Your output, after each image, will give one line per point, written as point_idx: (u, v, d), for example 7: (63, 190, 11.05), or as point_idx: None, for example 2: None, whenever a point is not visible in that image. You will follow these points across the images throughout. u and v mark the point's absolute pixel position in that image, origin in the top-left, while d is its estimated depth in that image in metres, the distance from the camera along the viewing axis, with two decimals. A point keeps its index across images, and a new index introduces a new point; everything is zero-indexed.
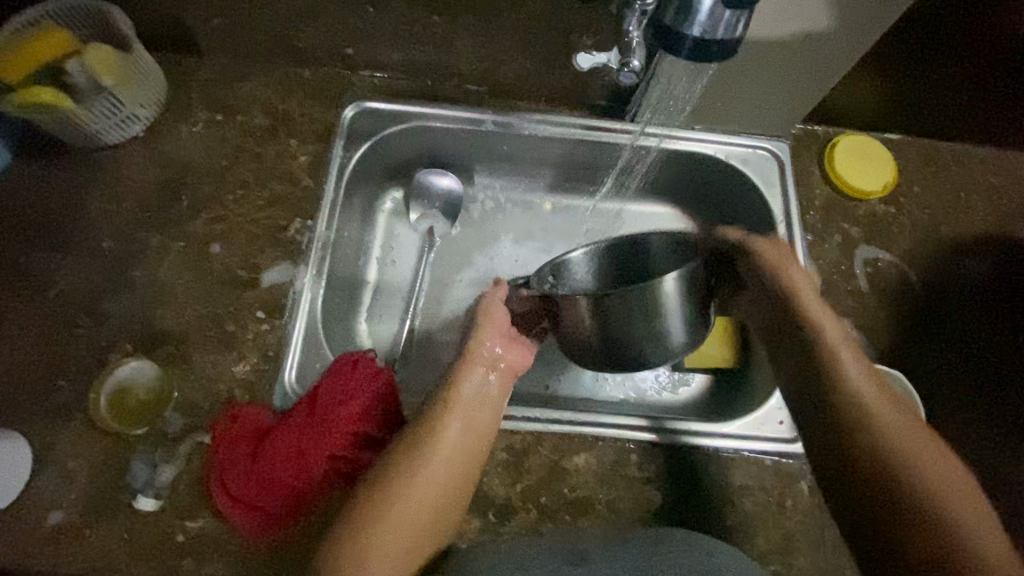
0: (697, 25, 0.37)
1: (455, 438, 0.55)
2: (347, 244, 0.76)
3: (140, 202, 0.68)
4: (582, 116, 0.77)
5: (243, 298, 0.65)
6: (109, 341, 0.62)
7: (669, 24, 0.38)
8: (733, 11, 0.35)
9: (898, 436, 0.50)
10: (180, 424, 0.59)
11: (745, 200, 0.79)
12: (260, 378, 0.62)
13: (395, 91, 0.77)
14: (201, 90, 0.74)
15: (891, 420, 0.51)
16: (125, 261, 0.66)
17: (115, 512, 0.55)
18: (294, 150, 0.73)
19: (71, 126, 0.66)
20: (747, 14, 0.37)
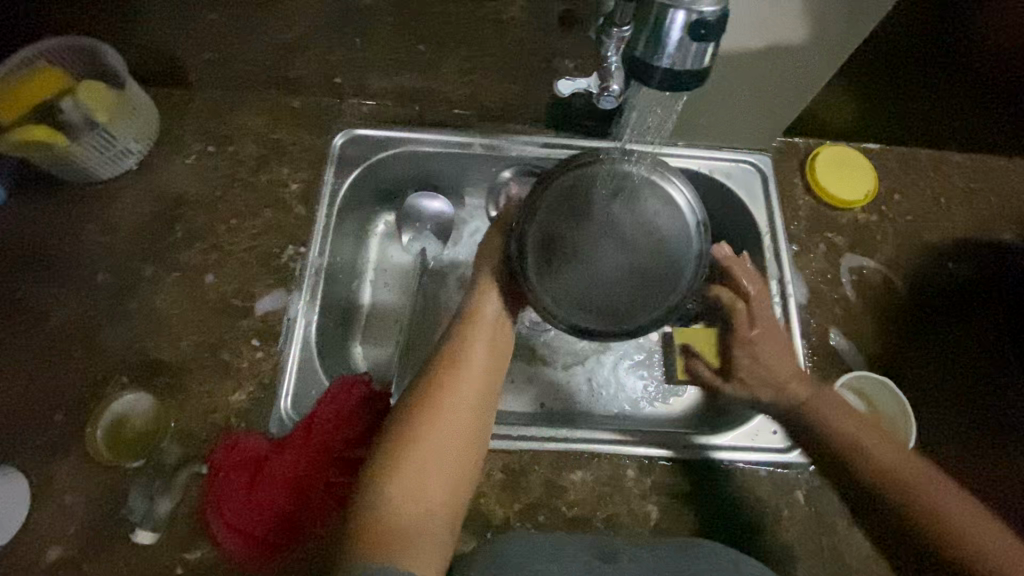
0: (666, 56, 0.38)
1: (455, 419, 0.56)
2: (341, 268, 0.77)
3: (135, 234, 0.69)
4: (567, 137, 0.79)
5: (238, 326, 0.66)
6: (105, 373, 0.62)
7: (639, 54, 0.39)
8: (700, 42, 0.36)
9: (883, 463, 0.55)
10: (177, 454, 0.59)
11: (730, 212, 0.81)
12: (257, 405, 0.62)
13: (384, 117, 0.79)
14: (193, 122, 0.76)
15: (901, 473, 0.54)
16: (121, 293, 0.66)
17: (114, 545, 0.55)
18: (286, 178, 0.74)
19: (65, 162, 0.67)
20: (714, 43, 0.38)
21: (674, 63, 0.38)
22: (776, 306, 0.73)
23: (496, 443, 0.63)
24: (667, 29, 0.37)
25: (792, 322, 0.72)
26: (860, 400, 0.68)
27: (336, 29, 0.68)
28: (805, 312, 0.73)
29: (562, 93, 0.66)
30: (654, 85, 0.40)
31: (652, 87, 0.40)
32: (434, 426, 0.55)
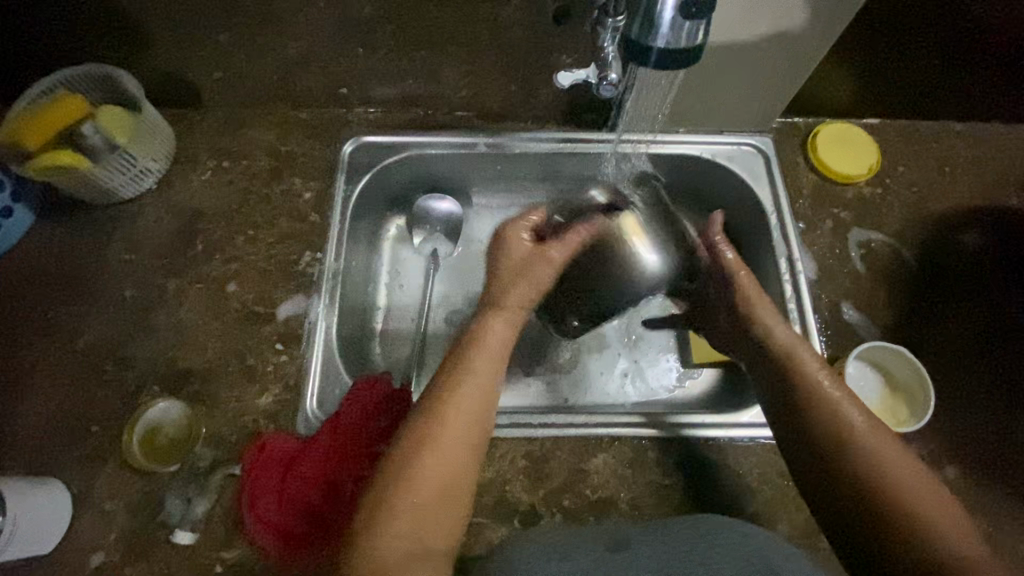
0: (660, 36, 0.40)
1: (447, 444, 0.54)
2: (356, 272, 0.79)
3: (158, 250, 0.72)
4: (568, 131, 0.81)
5: (261, 332, 0.68)
6: (137, 384, 0.65)
7: (635, 36, 0.41)
8: (693, 19, 0.39)
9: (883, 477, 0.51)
10: (210, 458, 0.61)
11: (735, 195, 0.82)
12: (284, 407, 0.64)
13: (389, 124, 0.81)
14: (207, 140, 0.78)
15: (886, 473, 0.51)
16: (147, 307, 0.69)
17: (154, 548, 0.57)
18: (299, 188, 0.76)
19: (88, 184, 0.70)
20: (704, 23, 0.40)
21: (669, 44, 0.40)
22: (787, 283, 0.73)
23: (518, 432, 0.64)
24: (660, 10, 0.39)
25: (804, 298, 0.72)
26: (876, 371, 0.68)
27: (339, 41, 0.71)
28: (815, 288, 0.73)
29: (562, 85, 0.66)
30: (650, 64, 0.42)
31: (648, 66, 0.42)
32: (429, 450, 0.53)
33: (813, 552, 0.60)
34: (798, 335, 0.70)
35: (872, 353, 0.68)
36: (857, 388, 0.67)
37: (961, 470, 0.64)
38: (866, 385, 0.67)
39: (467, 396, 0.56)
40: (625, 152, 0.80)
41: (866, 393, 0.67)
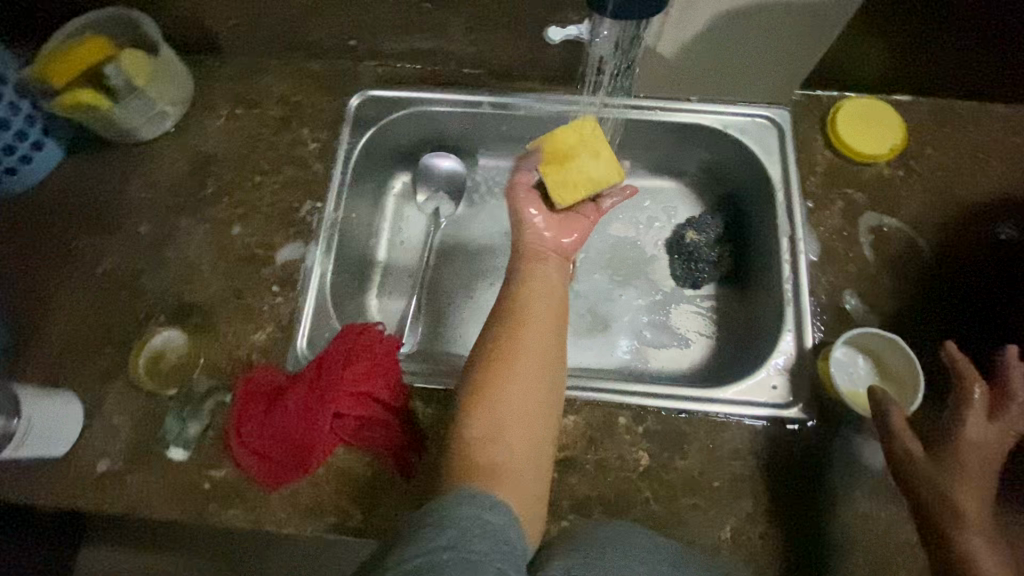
0: None
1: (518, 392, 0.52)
2: (356, 225, 0.81)
3: (172, 189, 0.76)
4: (603, 100, 0.80)
5: (260, 274, 0.71)
6: (148, 312, 0.70)
7: None
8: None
9: None
10: (205, 385, 0.66)
11: (743, 168, 0.80)
12: (277, 347, 0.68)
13: (396, 77, 0.82)
14: (224, 87, 0.81)
15: None
16: (160, 242, 0.73)
17: (152, 462, 0.63)
18: (305, 138, 0.78)
19: (109, 123, 0.74)
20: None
21: None
22: (785, 264, 0.72)
23: None
24: None
25: (801, 279, 0.70)
26: (867, 355, 0.66)
27: None
28: (815, 270, 0.71)
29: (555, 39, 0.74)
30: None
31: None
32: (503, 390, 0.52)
33: (778, 529, 0.60)
34: (790, 316, 0.70)
35: (870, 341, 0.65)
36: (846, 374, 0.65)
37: None
38: (854, 371, 0.65)
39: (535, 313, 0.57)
40: (628, 118, 0.80)
41: (853, 380, 0.65)
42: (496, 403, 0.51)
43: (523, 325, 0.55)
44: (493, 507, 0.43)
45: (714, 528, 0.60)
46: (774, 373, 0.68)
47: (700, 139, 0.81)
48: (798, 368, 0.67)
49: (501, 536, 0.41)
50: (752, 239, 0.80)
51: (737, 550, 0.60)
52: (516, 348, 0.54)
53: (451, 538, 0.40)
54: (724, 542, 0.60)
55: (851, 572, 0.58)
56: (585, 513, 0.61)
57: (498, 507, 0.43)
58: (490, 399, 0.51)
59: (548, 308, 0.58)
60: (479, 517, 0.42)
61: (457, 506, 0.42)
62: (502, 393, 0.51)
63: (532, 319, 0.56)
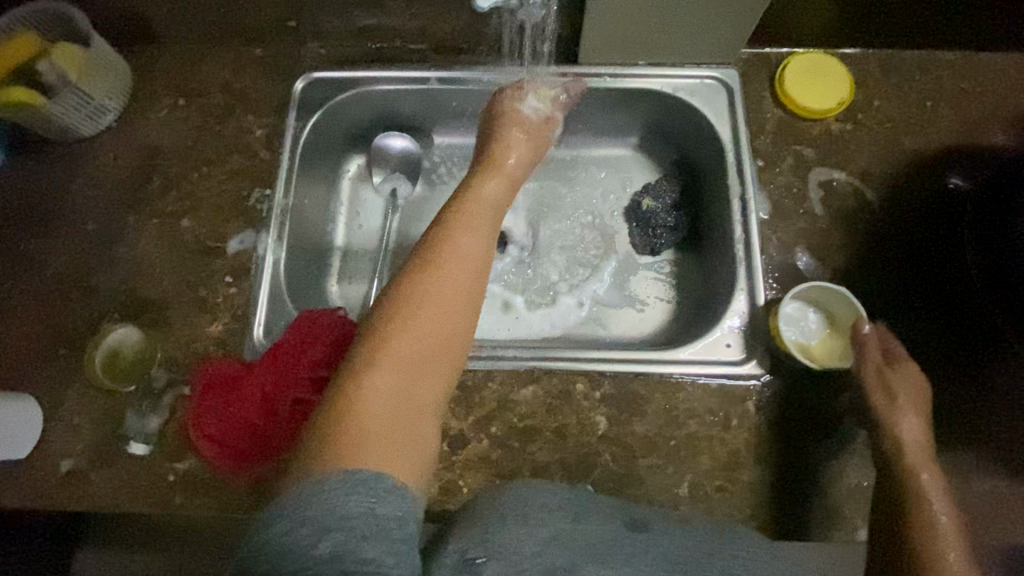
0: None
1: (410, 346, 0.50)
2: (310, 211, 0.80)
3: (118, 185, 0.75)
4: (554, 68, 0.79)
5: (214, 265, 0.71)
6: (102, 311, 0.69)
7: None
8: None
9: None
10: (163, 380, 0.66)
11: (694, 130, 0.80)
12: (233, 337, 0.68)
13: (340, 57, 0.80)
14: (163, 78, 0.79)
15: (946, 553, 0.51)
16: (110, 240, 0.72)
17: (115, 458, 0.63)
18: (251, 125, 0.77)
19: (47, 120, 0.72)
20: None
21: None
22: (737, 224, 0.72)
23: None
24: None
25: (753, 238, 0.71)
26: (818, 309, 0.67)
27: None
28: (767, 228, 0.72)
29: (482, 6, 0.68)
30: None
31: None
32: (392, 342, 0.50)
33: (734, 482, 0.62)
34: (743, 274, 0.70)
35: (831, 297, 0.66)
36: (796, 328, 0.66)
37: None
38: (806, 326, 0.67)
39: (439, 283, 0.53)
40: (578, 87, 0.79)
41: (806, 337, 0.66)
42: (382, 373, 0.48)
43: (420, 294, 0.52)
44: (385, 494, 0.41)
45: (672, 485, 0.62)
46: (729, 332, 0.69)
47: (652, 103, 0.81)
48: (752, 326, 0.68)
49: (391, 526, 0.39)
50: (706, 201, 0.80)
51: (696, 504, 0.61)
52: (409, 309, 0.52)
53: (334, 543, 0.37)
54: (683, 498, 0.61)
55: (804, 517, 0.61)
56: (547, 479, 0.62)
57: (395, 491, 0.42)
58: (378, 360, 0.49)
59: (455, 277, 0.54)
60: (370, 512, 0.39)
61: (344, 497, 0.39)
62: (389, 363, 0.49)
63: (432, 292, 0.53)
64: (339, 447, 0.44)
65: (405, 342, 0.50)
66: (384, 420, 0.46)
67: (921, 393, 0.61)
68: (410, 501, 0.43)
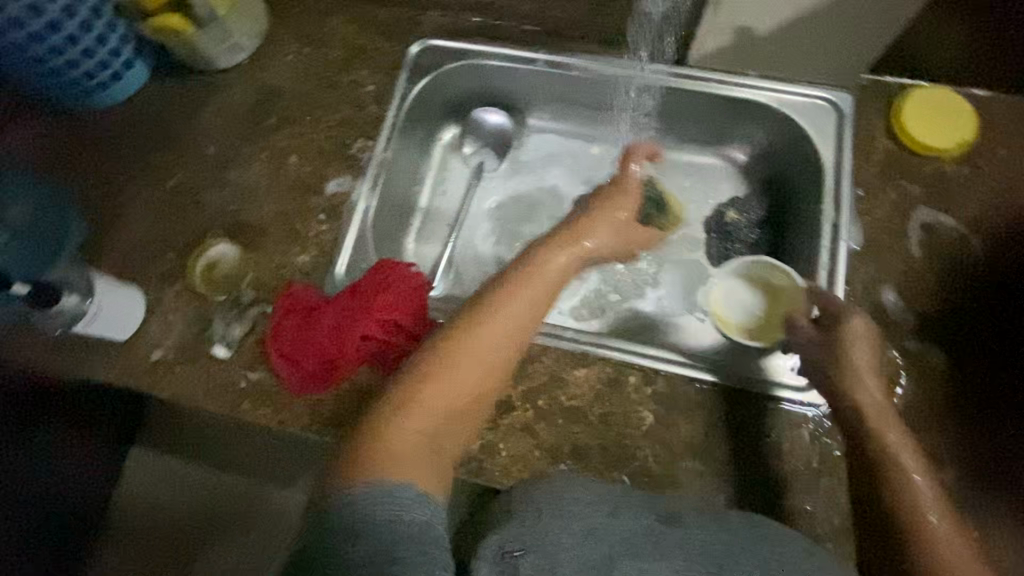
0: None
1: (454, 374, 0.50)
2: (402, 168, 0.85)
3: (239, 116, 0.82)
4: (661, 65, 0.80)
5: (310, 202, 0.76)
6: (207, 225, 0.76)
7: None
8: None
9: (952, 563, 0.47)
10: (251, 296, 0.72)
11: (793, 150, 0.78)
12: (317, 270, 0.73)
13: (456, 29, 0.83)
14: (293, 25, 0.85)
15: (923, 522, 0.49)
16: (223, 164, 0.79)
17: (197, 357, 0.70)
18: (364, 80, 0.82)
19: (192, 49, 0.80)
20: None
21: None
22: (824, 249, 0.70)
23: None
24: None
25: (838, 267, 0.69)
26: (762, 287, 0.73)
27: None
28: (855, 260, 0.69)
29: None
30: None
31: None
32: (441, 370, 0.50)
33: (773, 505, 0.60)
34: None
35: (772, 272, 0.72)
36: (738, 307, 0.73)
37: (964, 473, 0.60)
38: (740, 304, 0.73)
39: (488, 325, 0.53)
40: (681, 88, 0.79)
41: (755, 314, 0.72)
42: (422, 397, 0.49)
43: (469, 336, 0.52)
44: (413, 502, 0.42)
45: (708, 494, 0.61)
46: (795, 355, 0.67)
47: (754, 116, 0.80)
48: None
49: (418, 534, 0.40)
50: (793, 223, 0.78)
51: None
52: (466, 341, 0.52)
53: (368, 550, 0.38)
54: None
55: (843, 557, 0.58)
56: (584, 462, 0.63)
57: (417, 499, 0.42)
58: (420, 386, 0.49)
59: (506, 322, 0.53)
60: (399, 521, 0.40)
61: (372, 506, 0.41)
62: (425, 394, 0.49)
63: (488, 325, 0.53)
64: (367, 462, 0.44)
65: (446, 379, 0.50)
66: (413, 444, 0.46)
67: (870, 343, 0.59)
68: (433, 509, 0.43)
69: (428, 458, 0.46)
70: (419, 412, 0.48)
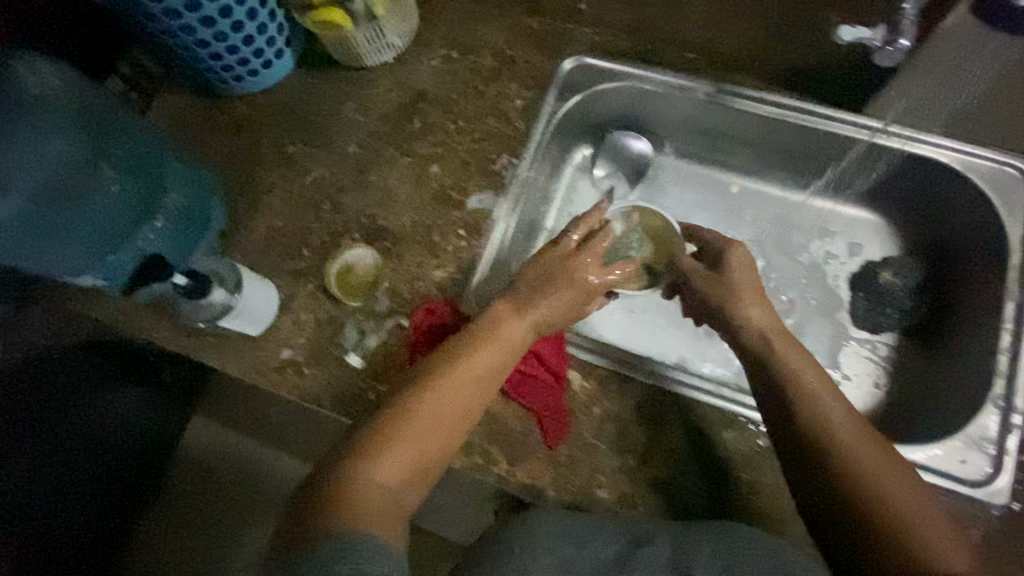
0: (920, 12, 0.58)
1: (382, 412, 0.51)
2: (537, 187, 0.82)
3: (382, 117, 0.80)
4: (831, 110, 0.74)
5: (450, 215, 0.74)
6: (345, 227, 0.75)
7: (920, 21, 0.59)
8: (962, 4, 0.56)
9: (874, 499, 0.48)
10: (386, 304, 0.70)
11: (970, 219, 0.72)
12: (455, 285, 0.71)
13: (613, 48, 0.80)
14: (443, 27, 0.83)
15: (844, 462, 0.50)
16: (364, 165, 0.78)
17: (328, 362, 0.68)
18: (513, 93, 0.79)
19: (344, 45, 0.77)
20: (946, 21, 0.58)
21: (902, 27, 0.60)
22: (1006, 334, 0.64)
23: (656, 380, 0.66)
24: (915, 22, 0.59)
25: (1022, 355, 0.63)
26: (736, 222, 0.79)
27: None
28: None
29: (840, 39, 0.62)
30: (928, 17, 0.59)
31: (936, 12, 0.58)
32: (414, 422, 0.51)
33: None
34: (1000, 391, 0.63)
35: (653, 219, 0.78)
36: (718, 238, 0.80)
37: None
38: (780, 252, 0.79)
39: (428, 395, 0.52)
40: (850, 138, 0.73)
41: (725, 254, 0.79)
42: (394, 451, 0.49)
43: (426, 391, 0.53)
44: (375, 556, 0.40)
45: None
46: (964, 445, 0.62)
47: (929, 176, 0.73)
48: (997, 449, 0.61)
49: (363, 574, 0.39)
50: (958, 297, 0.73)
51: None
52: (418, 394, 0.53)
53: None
54: None
55: None
56: None
57: (377, 552, 0.41)
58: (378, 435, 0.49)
59: (466, 388, 0.54)
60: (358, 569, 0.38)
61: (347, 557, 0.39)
62: (391, 451, 0.49)
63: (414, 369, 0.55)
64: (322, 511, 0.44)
65: (406, 438, 0.50)
66: (381, 502, 0.46)
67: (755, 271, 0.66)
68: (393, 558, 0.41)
69: (378, 504, 0.46)
70: (384, 469, 0.48)
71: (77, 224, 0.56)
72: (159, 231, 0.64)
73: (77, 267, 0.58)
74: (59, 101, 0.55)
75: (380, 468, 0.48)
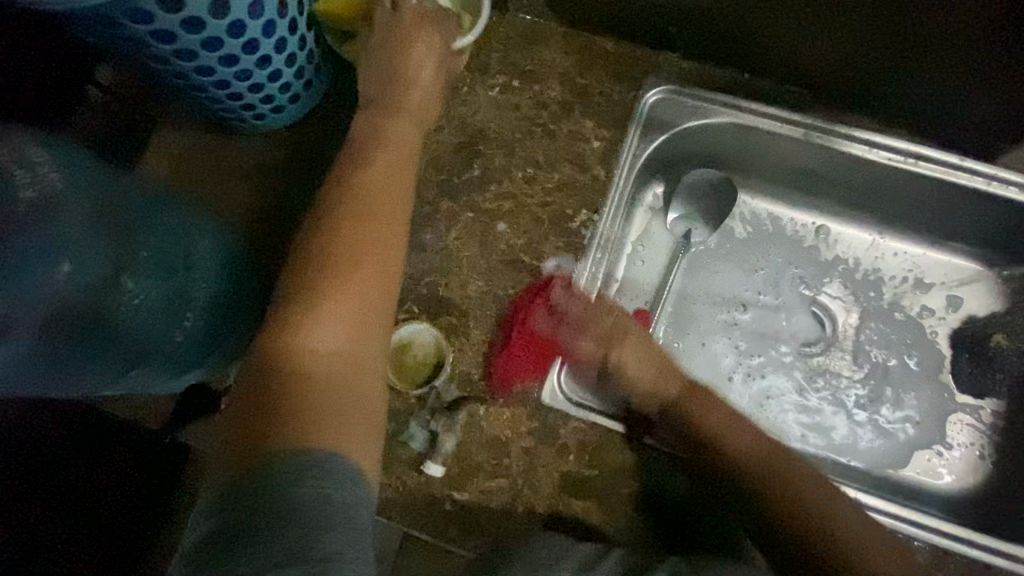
0: None
1: (354, 292, 0.47)
2: (613, 239, 0.70)
3: (435, 162, 0.68)
4: (959, 155, 0.65)
5: (524, 284, 0.64)
6: (401, 299, 0.64)
7: None
8: None
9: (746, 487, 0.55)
10: (456, 394, 0.61)
11: None
12: (536, 370, 0.62)
13: (703, 78, 0.69)
14: (501, 49, 0.70)
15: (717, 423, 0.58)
16: (417, 221, 0.66)
17: (396, 466, 0.59)
18: (588, 133, 0.68)
19: None
20: None
21: None
22: None
23: None
24: None
25: None
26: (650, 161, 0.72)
27: None
28: None
29: None
30: None
31: None
32: (311, 303, 0.46)
33: None
34: None
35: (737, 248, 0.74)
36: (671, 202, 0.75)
37: None
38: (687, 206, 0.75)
39: (333, 246, 0.48)
40: (976, 188, 0.65)
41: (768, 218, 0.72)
42: (311, 323, 0.45)
43: (317, 262, 0.48)
44: (339, 478, 0.40)
45: None
46: None
47: None
48: None
49: (346, 509, 0.40)
50: None
51: None
52: (315, 274, 0.47)
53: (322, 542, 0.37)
54: None
55: None
56: None
57: (346, 475, 0.41)
58: (298, 319, 0.45)
59: (374, 249, 0.50)
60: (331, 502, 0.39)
61: (309, 494, 0.39)
62: (318, 318, 0.46)
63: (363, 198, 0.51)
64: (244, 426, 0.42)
65: (326, 309, 0.46)
66: (325, 398, 0.43)
67: None
68: (363, 482, 0.42)
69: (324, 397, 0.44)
70: (320, 338, 0.46)
71: (102, 342, 0.50)
72: (185, 334, 0.56)
73: (95, 386, 0.52)
74: (72, 216, 0.46)
75: (310, 341, 0.45)
